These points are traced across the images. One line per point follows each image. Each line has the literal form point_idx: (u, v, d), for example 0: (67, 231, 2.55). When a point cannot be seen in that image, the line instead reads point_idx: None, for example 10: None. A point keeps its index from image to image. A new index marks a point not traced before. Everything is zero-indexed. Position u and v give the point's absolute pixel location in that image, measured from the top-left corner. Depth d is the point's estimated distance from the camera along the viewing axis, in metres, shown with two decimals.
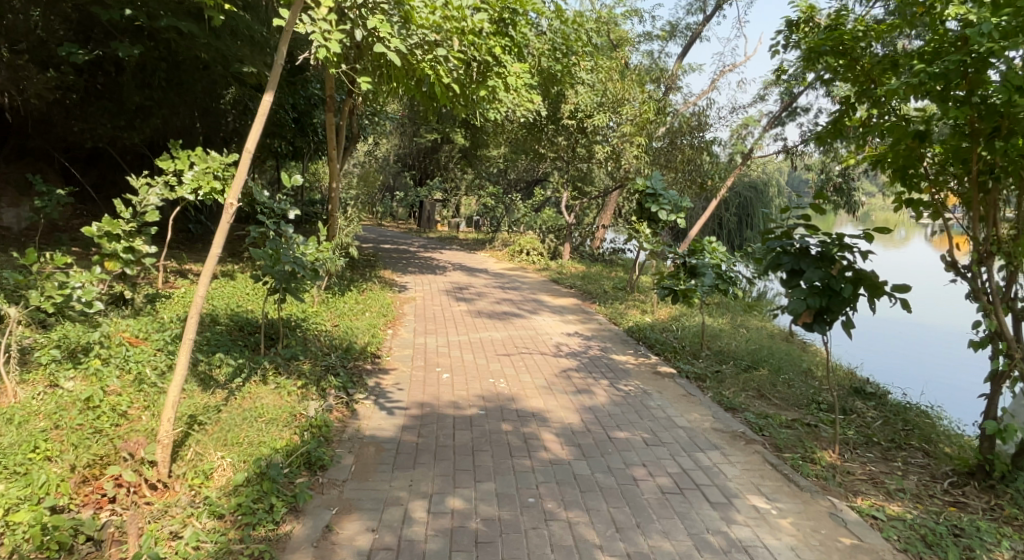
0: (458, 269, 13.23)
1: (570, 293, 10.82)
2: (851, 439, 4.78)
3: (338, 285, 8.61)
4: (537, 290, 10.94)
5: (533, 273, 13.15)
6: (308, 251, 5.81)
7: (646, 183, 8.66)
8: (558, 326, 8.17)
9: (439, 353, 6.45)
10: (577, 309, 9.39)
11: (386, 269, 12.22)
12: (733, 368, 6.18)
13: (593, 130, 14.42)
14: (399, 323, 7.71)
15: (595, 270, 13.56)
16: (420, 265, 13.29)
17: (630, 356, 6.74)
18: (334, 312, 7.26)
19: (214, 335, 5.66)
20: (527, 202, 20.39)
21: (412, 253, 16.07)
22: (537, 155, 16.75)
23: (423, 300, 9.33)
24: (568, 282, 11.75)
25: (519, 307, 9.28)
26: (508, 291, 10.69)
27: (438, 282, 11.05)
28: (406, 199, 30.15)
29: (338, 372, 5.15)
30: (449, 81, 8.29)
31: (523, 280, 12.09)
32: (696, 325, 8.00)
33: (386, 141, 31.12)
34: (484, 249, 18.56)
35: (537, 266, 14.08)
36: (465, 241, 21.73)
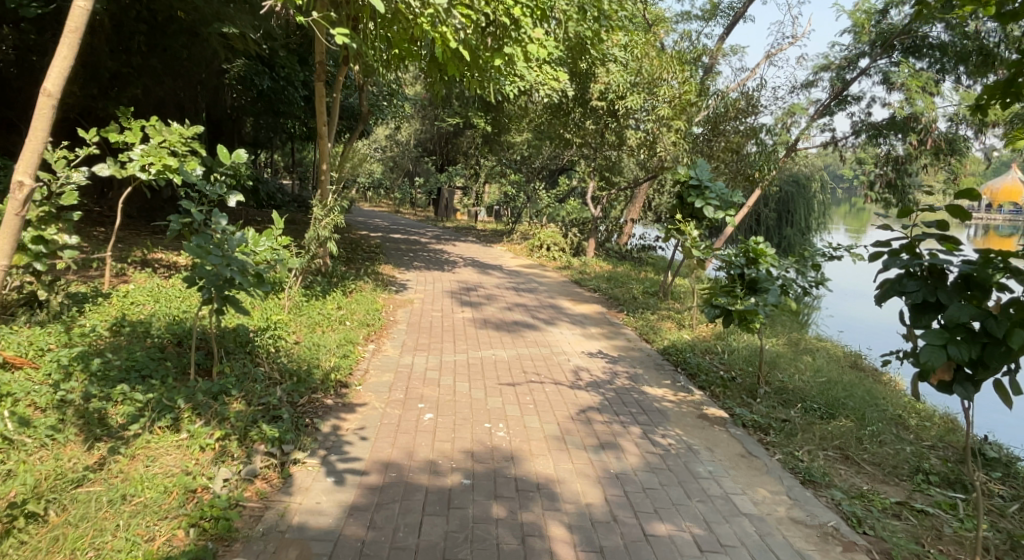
0: (469, 265, 11.93)
1: (593, 298, 9.43)
2: (990, 541, 3.36)
3: (319, 285, 7.33)
4: (554, 294, 9.56)
5: (552, 272, 11.78)
6: (257, 249, 4.47)
7: (688, 172, 7.23)
8: (577, 342, 6.79)
9: (426, 380, 5.12)
10: (601, 319, 8.01)
11: (387, 263, 10.94)
12: (804, 416, 4.76)
13: (624, 113, 12.96)
14: (385, 335, 6.40)
15: (622, 270, 12.17)
16: (427, 260, 11.97)
17: (666, 390, 5.36)
18: (305, 321, 5.96)
19: (132, 358, 4.41)
20: (551, 191, 18.97)
21: (422, 245, 14.79)
22: (561, 140, 15.33)
23: (422, 304, 8.03)
24: (592, 285, 10.36)
25: (534, 315, 7.93)
26: (521, 293, 9.33)
27: (443, 281, 9.72)
28: (426, 185, 28.91)
29: (281, 415, 3.87)
30: (455, 43, 6.95)
31: (541, 280, 10.72)
32: (745, 348, 6.55)
33: (406, 124, 29.80)
34: (501, 241, 17.23)
35: (558, 263, 12.72)
36: (483, 232, 20.40)
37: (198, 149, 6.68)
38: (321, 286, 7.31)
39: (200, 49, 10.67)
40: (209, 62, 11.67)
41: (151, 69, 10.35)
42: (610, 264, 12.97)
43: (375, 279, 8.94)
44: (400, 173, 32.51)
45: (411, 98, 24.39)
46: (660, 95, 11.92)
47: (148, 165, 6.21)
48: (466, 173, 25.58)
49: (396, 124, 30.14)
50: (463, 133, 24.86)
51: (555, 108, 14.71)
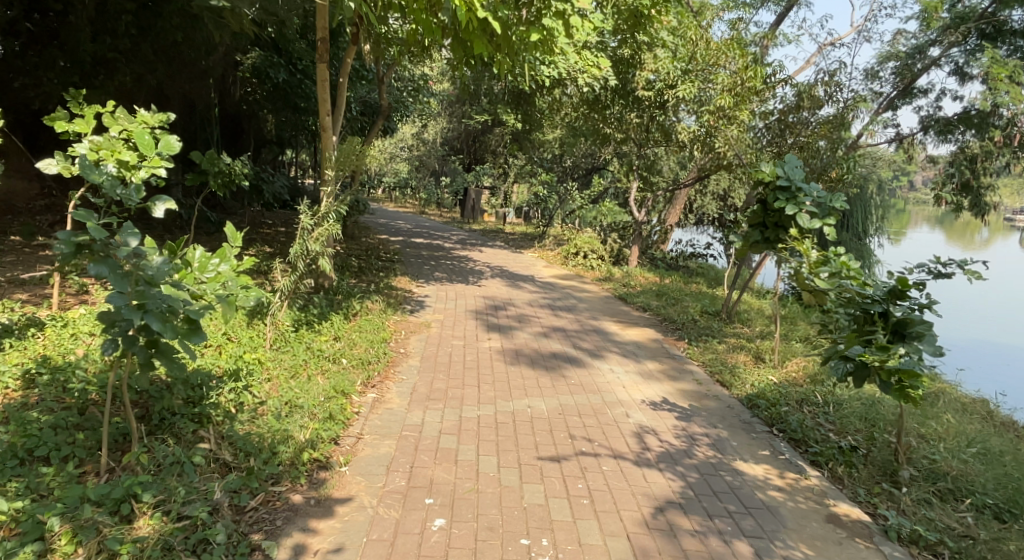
0: (498, 276, 10.59)
1: (643, 320, 7.97)
2: None
3: (316, 309, 6.02)
4: (597, 314, 8.11)
5: (591, 284, 10.34)
6: (206, 276, 3.21)
7: (775, 170, 5.74)
8: (635, 385, 5.35)
9: (439, 452, 3.75)
10: (658, 351, 6.55)
11: (404, 274, 9.62)
12: (984, 527, 3.29)
13: (674, 104, 11.44)
14: (391, 376, 5.02)
15: (670, 283, 10.73)
16: (449, 270, 10.62)
17: (767, 469, 3.92)
18: (286, 361, 4.63)
19: (25, 432, 3.15)
20: (585, 192, 17.55)
21: (445, 250, 13.46)
22: (599, 136, 13.94)
23: (441, 328, 6.70)
24: (640, 301, 8.89)
25: (576, 345, 6.55)
26: (558, 314, 7.89)
27: (467, 298, 8.36)
28: (453, 185, 27.68)
29: (213, 539, 2.60)
30: (483, 9, 5.62)
31: (580, 296, 9.28)
32: (855, 400, 5.05)
33: (433, 122, 28.54)
34: (531, 247, 15.79)
35: (596, 273, 11.31)
36: (512, 236, 19.04)
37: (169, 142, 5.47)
38: (319, 310, 6.01)
39: (199, 33, 9.51)
40: (212, 50, 10.53)
41: (142, 54, 9.19)
42: (656, 276, 11.48)
43: (386, 297, 7.60)
44: (426, 173, 31.29)
45: (437, 93, 23.13)
46: (716, 83, 10.40)
47: (94, 158, 4.89)
48: (494, 172, 24.21)
49: (422, 121, 28.88)
50: (492, 130, 23.54)
51: (593, 99, 13.25)
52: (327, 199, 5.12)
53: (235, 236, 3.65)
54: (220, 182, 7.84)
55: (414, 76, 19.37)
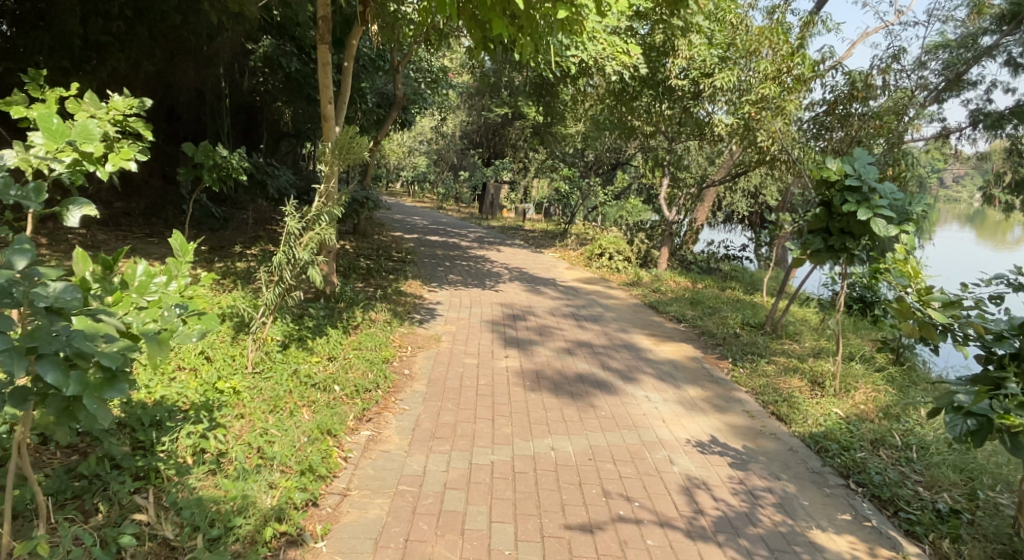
0: (517, 278, 9.86)
1: (677, 333, 7.17)
2: None
3: (311, 323, 5.32)
4: (625, 325, 7.33)
5: (618, 289, 9.56)
6: (147, 302, 2.55)
7: (843, 167, 4.95)
8: (676, 419, 4.57)
9: (442, 519, 3.02)
10: (699, 373, 5.74)
11: (416, 277, 8.92)
12: None
13: (710, 94, 10.55)
14: (391, 406, 4.29)
15: (703, 288, 9.91)
16: (464, 272, 9.89)
17: (853, 544, 3.15)
18: (267, 391, 3.93)
19: None
20: (609, 188, 16.73)
21: (461, 249, 12.74)
22: (626, 129, 13.12)
23: (452, 343, 5.98)
24: (673, 309, 8.10)
25: (605, 363, 5.80)
26: (583, 325, 7.12)
27: (484, 305, 7.63)
28: (471, 179, 26.95)
29: None
30: None
31: (605, 302, 8.51)
32: (942, 445, 4.24)
33: (452, 114, 27.78)
34: (552, 245, 15.03)
35: (622, 276, 10.53)
36: (532, 233, 18.28)
37: (143, 132, 4.78)
38: (316, 324, 5.32)
39: (200, 16, 8.87)
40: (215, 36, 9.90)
41: (138, 39, 8.59)
42: (687, 280, 10.63)
43: (393, 305, 6.89)
44: (445, 167, 30.60)
45: (456, 84, 22.37)
46: (755, 72, 9.54)
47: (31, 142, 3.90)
48: (514, 166, 23.39)
49: (440, 113, 28.15)
50: (512, 123, 22.76)
51: (621, 90, 12.40)
52: (319, 198, 4.41)
53: (188, 248, 2.95)
54: (216, 177, 7.18)
55: (432, 67, 18.65)
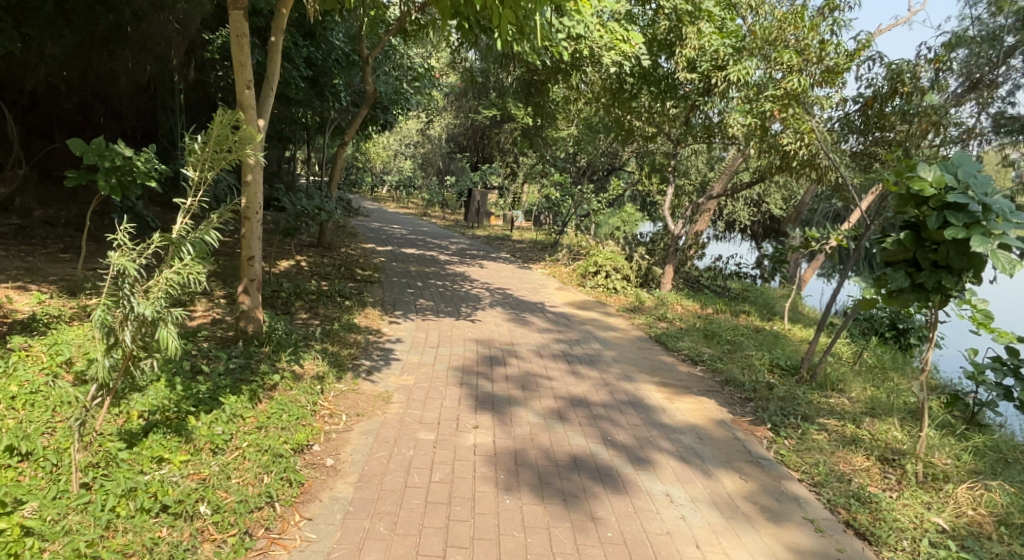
0: (499, 302, 8.44)
1: (695, 380, 5.73)
2: None
3: (202, 390, 3.88)
4: (630, 370, 5.88)
5: (616, 316, 8.14)
6: None
7: (943, 177, 3.55)
8: (715, 543, 3.17)
9: None
10: (731, 450, 4.31)
11: (378, 304, 7.48)
12: None
13: (724, 90, 9.15)
14: (291, 534, 2.87)
15: (714, 315, 8.54)
16: (436, 295, 8.41)
17: None
18: (74, 536, 2.51)
19: None
20: (603, 195, 15.34)
21: (438, 265, 11.28)
22: (624, 130, 11.74)
23: (405, 404, 4.53)
24: (686, 345, 6.67)
25: (608, 433, 4.38)
26: (577, 372, 5.67)
27: (453, 343, 6.16)
28: (456, 185, 25.55)
29: None
30: None
31: (602, 335, 7.09)
32: None
33: (438, 116, 26.30)
34: (542, 258, 13.61)
35: (620, 299, 9.12)
36: (521, 244, 16.88)
37: None
38: (208, 392, 3.87)
39: None
40: (144, 17, 8.41)
41: (40, 14, 7.12)
42: (695, 305, 9.26)
43: (336, 348, 5.44)
44: (431, 171, 29.25)
45: (442, 83, 20.90)
46: (777, 63, 8.18)
47: None
48: (502, 171, 21.94)
49: (427, 114, 26.66)
50: (501, 125, 21.36)
51: (622, 87, 10.99)
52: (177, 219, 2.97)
53: None
54: (116, 182, 5.74)
55: (413, 64, 17.18)
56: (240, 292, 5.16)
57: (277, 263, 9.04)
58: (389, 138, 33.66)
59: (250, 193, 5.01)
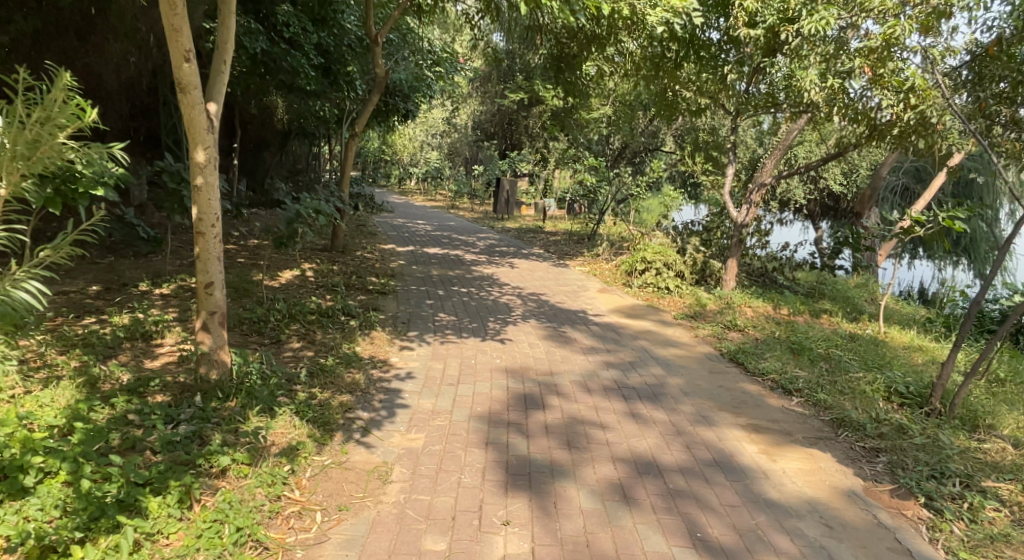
0: (533, 312, 7.16)
1: (794, 422, 4.37)
2: None
3: (111, 493, 2.71)
4: (706, 409, 4.53)
5: (675, 326, 6.77)
6: None
7: None
8: None
9: None
10: (880, 548, 2.98)
11: (389, 323, 6.26)
12: None
13: (795, 48, 7.62)
14: None
15: (791, 322, 7.12)
16: (460, 307, 7.16)
17: None
18: None
19: None
20: (644, 179, 13.87)
21: (464, 266, 10.04)
22: (670, 104, 10.28)
23: (408, 483, 3.29)
24: (772, 369, 5.26)
25: (699, 524, 3.07)
26: (638, 416, 4.34)
27: (478, 377, 4.89)
28: (484, 174, 24.27)
29: None
30: None
31: (661, 356, 5.74)
32: None
33: (464, 103, 25.02)
34: (579, 252, 12.26)
35: (677, 304, 7.75)
36: (555, 236, 15.55)
37: None
38: (119, 497, 2.70)
39: None
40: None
41: None
42: (765, 305, 7.84)
43: (326, 397, 4.22)
44: (458, 162, 27.99)
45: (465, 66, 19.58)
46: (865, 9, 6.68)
47: None
48: (532, 157, 20.55)
49: (453, 101, 25.38)
50: (531, 109, 19.94)
51: (665, 54, 9.61)
52: None
53: None
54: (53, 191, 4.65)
55: (433, 46, 15.91)
56: (198, 330, 3.98)
57: (279, 275, 7.91)
58: (416, 128, 32.55)
59: (203, 202, 3.85)
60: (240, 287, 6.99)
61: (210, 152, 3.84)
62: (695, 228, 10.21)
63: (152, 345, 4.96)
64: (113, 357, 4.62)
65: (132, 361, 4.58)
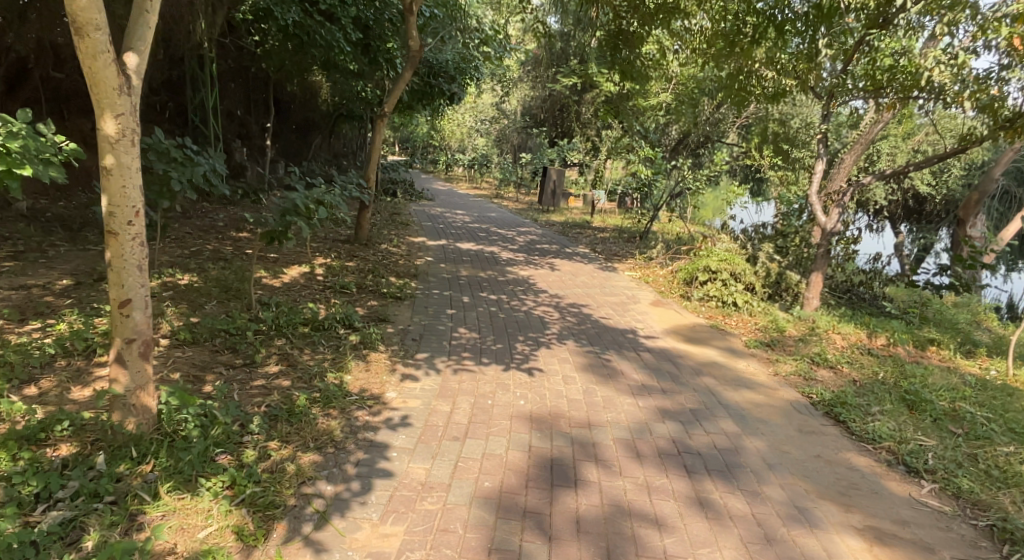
0: (573, 330, 5.94)
1: (934, 529, 3.11)
2: None
3: None
4: (802, 497, 3.30)
5: (748, 358, 5.47)
6: None
7: None
8: None
9: None
10: None
11: (396, 342, 5.16)
12: None
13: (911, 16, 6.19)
14: None
15: (896, 360, 5.71)
16: (485, 321, 6.00)
17: None
18: None
19: None
20: (706, 173, 12.41)
21: (499, 266, 8.88)
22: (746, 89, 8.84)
23: None
24: (888, 435, 3.96)
25: None
26: (708, 505, 3.15)
27: (491, 429, 3.73)
28: (531, 163, 23.01)
29: None
30: None
31: (733, 403, 4.48)
32: None
33: (515, 88, 23.76)
34: (630, 253, 10.95)
35: (748, 328, 6.42)
36: (603, 233, 14.23)
37: None
38: None
39: None
40: None
41: None
42: (858, 333, 6.45)
43: (283, 456, 3.13)
44: (506, 149, 26.82)
45: (517, 47, 18.33)
46: None
47: None
48: (583, 146, 19.22)
49: (503, 86, 24.14)
50: (585, 94, 18.53)
51: (742, 29, 8.03)
52: None
53: None
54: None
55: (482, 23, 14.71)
56: (111, 365, 2.93)
57: (284, 272, 6.92)
58: (464, 113, 31.46)
59: (114, 190, 2.78)
60: (233, 285, 6.01)
61: (125, 121, 2.75)
62: (768, 232, 8.79)
63: (91, 365, 3.96)
64: (32, 384, 3.63)
65: (53, 390, 3.59)
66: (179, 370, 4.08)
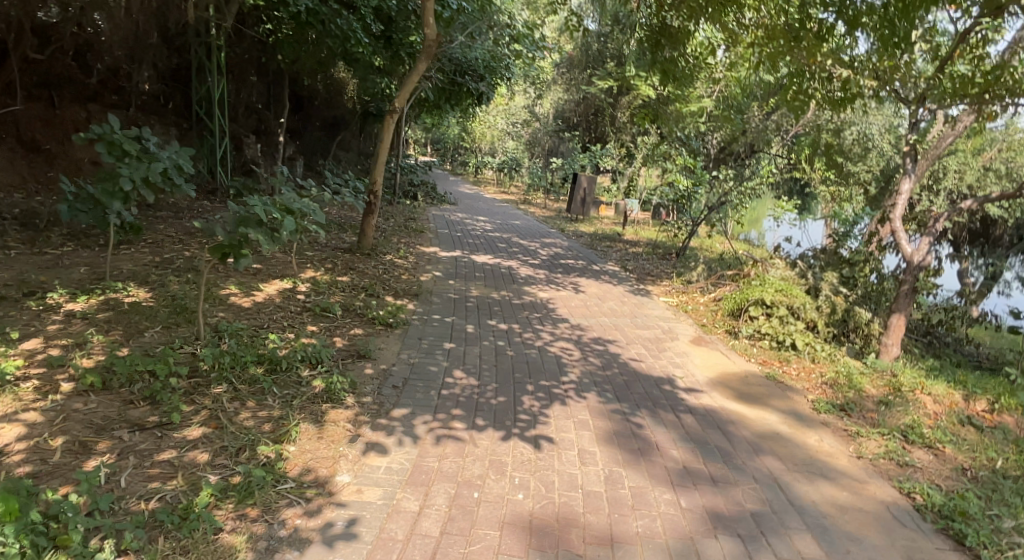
0: (595, 378, 4.80)
1: None
2: None
3: None
4: None
5: (820, 429, 4.26)
6: None
7: None
8: None
9: None
10: None
11: (370, 390, 4.07)
12: None
13: None
14: None
15: (1009, 437, 4.44)
16: (489, 362, 4.88)
17: None
18: None
19: None
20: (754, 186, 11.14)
21: (514, 285, 7.76)
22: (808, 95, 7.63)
23: None
24: None
25: None
26: None
27: (471, 549, 2.63)
28: (562, 169, 21.84)
29: None
30: None
31: (809, 505, 3.31)
32: None
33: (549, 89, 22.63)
34: (666, 273, 9.75)
35: (813, 382, 5.20)
36: (636, 247, 13.02)
37: None
38: None
39: None
40: None
41: None
42: (951, 393, 5.18)
43: None
44: (537, 153, 25.65)
45: (551, 46, 17.21)
46: None
47: None
48: (617, 153, 17.98)
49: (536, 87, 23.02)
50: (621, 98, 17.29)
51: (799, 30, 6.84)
52: None
53: None
54: None
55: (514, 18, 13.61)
56: None
57: (260, 287, 5.92)
58: (496, 115, 30.36)
59: None
60: (189, 305, 5.02)
61: None
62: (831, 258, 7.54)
63: None
64: None
65: None
66: (63, 433, 3.05)
